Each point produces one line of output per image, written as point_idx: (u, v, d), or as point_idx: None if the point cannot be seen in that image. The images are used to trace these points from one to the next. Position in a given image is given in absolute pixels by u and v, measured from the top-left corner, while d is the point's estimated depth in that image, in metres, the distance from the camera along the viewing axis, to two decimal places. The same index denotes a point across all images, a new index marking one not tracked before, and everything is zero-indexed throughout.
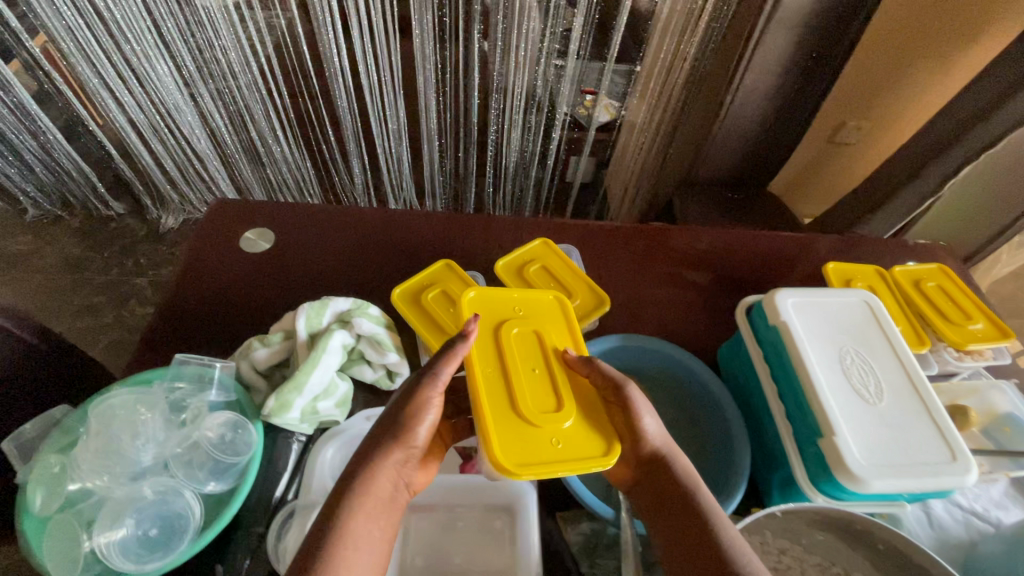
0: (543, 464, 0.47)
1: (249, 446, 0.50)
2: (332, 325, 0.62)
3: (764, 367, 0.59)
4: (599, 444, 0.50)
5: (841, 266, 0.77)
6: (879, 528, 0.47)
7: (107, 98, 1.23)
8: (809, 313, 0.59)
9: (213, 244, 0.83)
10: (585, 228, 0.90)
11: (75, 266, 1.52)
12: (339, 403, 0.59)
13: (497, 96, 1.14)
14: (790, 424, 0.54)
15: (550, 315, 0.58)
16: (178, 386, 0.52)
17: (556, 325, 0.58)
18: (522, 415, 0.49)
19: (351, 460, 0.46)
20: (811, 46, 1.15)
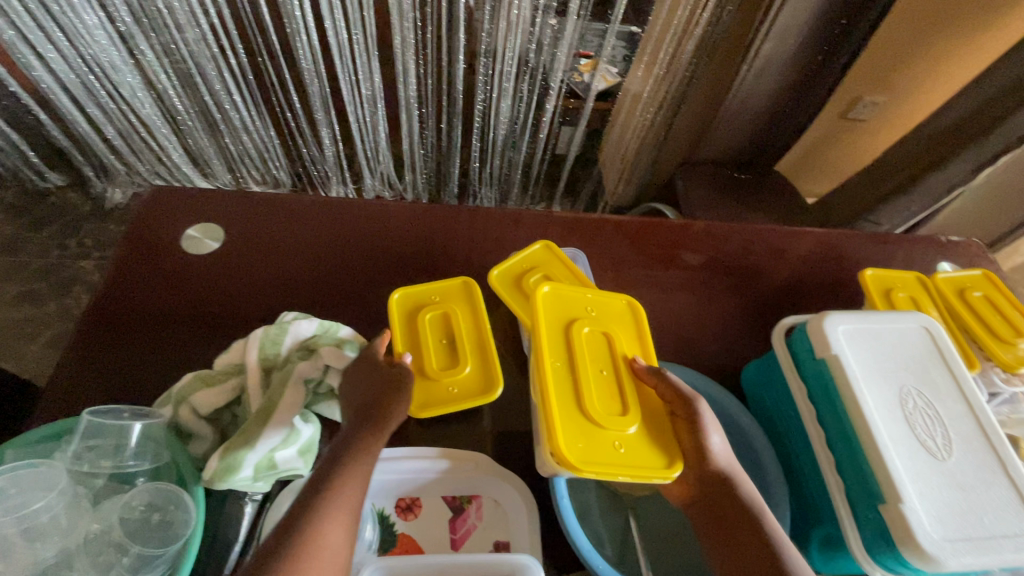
0: (603, 464, 0.45)
1: (187, 525, 0.39)
2: (293, 355, 0.51)
3: (807, 406, 0.50)
4: (659, 457, 0.47)
5: (879, 273, 0.68)
6: None
7: (27, 53, 1.04)
8: (864, 344, 0.50)
9: (149, 243, 0.70)
10: (588, 222, 0.79)
11: (9, 247, 1.36)
12: (303, 450, 0.49)
13: (485, 60, 1.00)
14: (840, 478, 0.46)
15: (623, 322, 0.56)
16: (92, 445, 0.42)
17: (628, 330, 0.56)
18: (589, 416, 0.47)
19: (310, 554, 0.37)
20: (839, 11, 1.03)
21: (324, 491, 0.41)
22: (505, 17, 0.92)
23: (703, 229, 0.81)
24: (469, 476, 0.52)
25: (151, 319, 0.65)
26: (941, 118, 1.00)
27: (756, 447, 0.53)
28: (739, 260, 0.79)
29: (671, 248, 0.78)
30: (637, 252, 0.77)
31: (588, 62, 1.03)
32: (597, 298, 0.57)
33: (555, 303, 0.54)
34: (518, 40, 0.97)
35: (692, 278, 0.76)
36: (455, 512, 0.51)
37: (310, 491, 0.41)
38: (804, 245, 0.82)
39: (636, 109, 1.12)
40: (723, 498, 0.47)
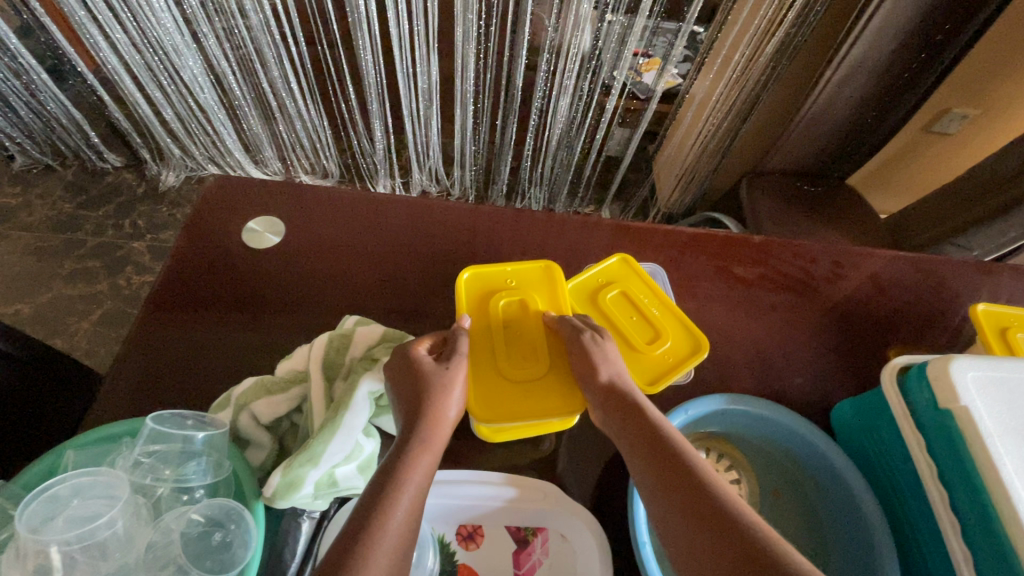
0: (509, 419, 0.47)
1: (247, 549, 0.37)
2: (357, 364, 0.48)
3: (928, 462, 0.45)
4: (564, 401, 0.48)
5: (993, 310, 0.60)
6: None
7: (96, 35, 1.05)
8: (997, 394, 0.44)
9: (210, 233, 0.68)
10: (662, 234, 0.73)
11: (67, 225, 1.39)
12: (363, 468, 0.46)
13: (548, 57, 0.95)
14: (968, 548, 0.41)
15: (543, 286, 0.54)
16: (153, 451, 0.40)
17: (546, 291, 0.54)
18: (504, 380, 0.48)
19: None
20: (940, 15, 0.94)
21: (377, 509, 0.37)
22: (575, 12, 0.87)
23: (785, 246, 0.74)
24: (536, 508, 0.48)
25: (209, 312, 0.63)
26: None
27: (858, 498, 0.47)
28: (824, 283, 0.72)
29: (749, 265, 0.72)
30: (713, 269, 0.71)
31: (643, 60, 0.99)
32: (515, 265, 0.55)
33: (474, 287, 0.53)
34: (586, 37, 0.92)
35: (773, 299, 0.70)
36: (520, 544, 0.48)
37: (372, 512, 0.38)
38: (898, 271, 0.74)
39: (705, 113, 1.06)
40: (626, 422, 0.43)
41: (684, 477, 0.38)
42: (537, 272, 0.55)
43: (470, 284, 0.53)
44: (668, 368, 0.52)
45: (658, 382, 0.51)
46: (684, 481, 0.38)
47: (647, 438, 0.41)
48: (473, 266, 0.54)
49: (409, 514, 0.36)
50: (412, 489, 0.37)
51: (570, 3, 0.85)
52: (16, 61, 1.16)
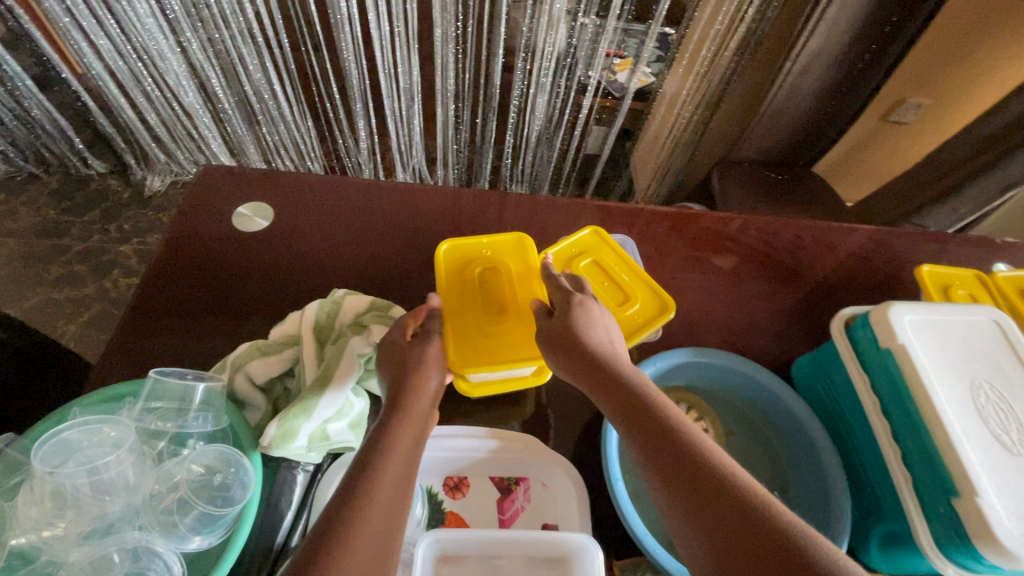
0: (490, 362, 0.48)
1: (246, 489, 0.39)
2: (347, 329, 0.51)
3: (871, 398, 0.48)
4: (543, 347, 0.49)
5: (938, 271, 0.65)
6: None
7: (80, 40, 1.08)
8: (930, 335, 0.48)
9: (201, 220, 0.71)
10: (634, 213, 0.77)
11: (51, 231, 1.40)
12: (354, 425, 0.49)
13: (525, 55, 1.00)
14: (908, 470, 0.44)
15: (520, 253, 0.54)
16: (155, 408, 0.42)
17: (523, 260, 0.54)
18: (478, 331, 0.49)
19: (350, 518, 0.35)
20: (888, 9, 1.00)
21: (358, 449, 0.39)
22: (549, 13, 0.92)
23: (749, 222, 0.79)
24: (518, 458, 0.51)
25: (201, 294, 0.66)
26: (991, 119, 0.97)
27: (813, 437, 0.50)
28: (787, 255, 0.77)
29: (717, 240, 0.76)
30: (682, 244, 0.76)
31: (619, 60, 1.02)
32: (491, 237, 0.55)
33: (452, 258, 0.52)
34: (561, 36, 0.97)
35: (740, 270, 0.74)
36: (503, 492, 0.51)
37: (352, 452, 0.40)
38: (856, 243, 0.80)
39: (676, 107, 1.11)
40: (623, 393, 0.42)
41: (681, 455, 0.37)
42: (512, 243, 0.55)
43: (450, 255, 0.52)
44: (638, 324, 0.56)
45: (632, 338, 0.54)
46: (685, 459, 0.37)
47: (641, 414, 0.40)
48: (453, 239, 0.54)
49: (407, 459, 0.39)
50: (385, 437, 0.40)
51: (543, 3, 0.90)
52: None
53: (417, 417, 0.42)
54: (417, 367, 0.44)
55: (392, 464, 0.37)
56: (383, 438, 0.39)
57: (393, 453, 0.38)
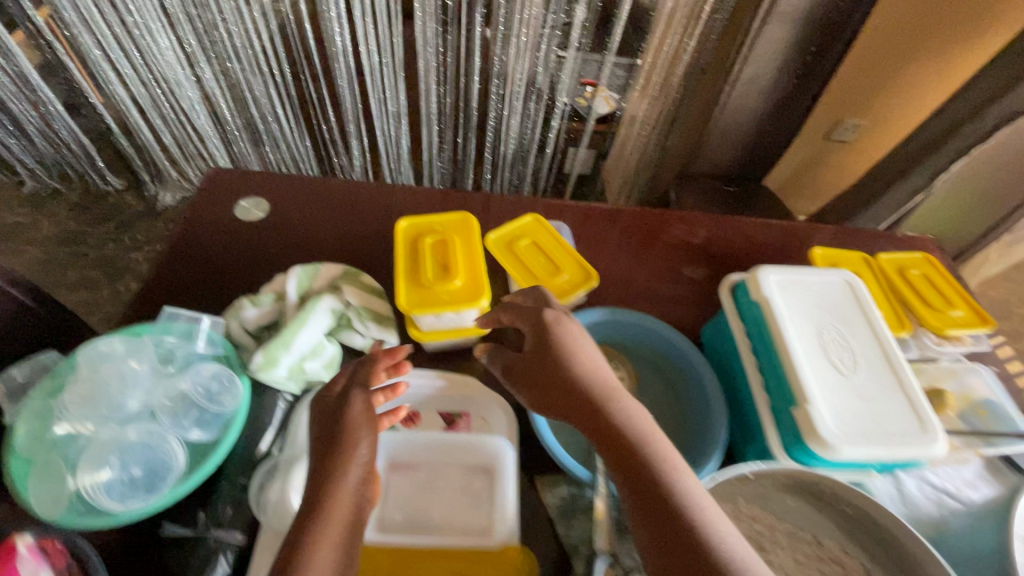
0: (432, 307, 0.56)
1: (235, 398, 0.51)
2: (322, 289, 0.62)
3: (743, 336, 0.60)
4: (479, 294, 0.57)
5: (828, 250, 0.78)
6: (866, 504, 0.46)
7: (107, 69, 1.24)
8: (789, 290, 0.60)
9: (208, 211, 0.81)
10: (579, 209, 0.89)
11: (71, 239, 1.54)
12: (327, 364, 0.60)
13: (497, 82, 1.15)
14: (766, 394, 0.55)
15: (465, 227, 0.64)
16: (166, 339, 0.54)
17: (468, 233, 0.64)
18: (424, 284, 0.58)
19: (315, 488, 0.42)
20: (809, 40, 1.15)
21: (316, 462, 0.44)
22: (515, 46, 1.07)
23: (680, 217, 0.91)
24: (462, 395, 0.62)
25: (207, 273, 0.74)
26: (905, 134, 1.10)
27: (704, 379, 0.61)
28: (712, 245, 0.88)
29: (652, 232, 0.88)
30: (621, 235, 0.87)
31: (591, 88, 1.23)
32: (442, 218, 0.65)
33: (409, 233, 0.63)
34: (526, 65, 1.12)
35: (670, 257, 0.86)
36: (448, 424, 0.61)
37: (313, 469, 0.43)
38: (776, 236, 0.91)
39: (634, 128, 1.26)
40: (604, 428, 0.44)
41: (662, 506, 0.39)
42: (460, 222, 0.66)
43: (406, 230, 0.63)
44: (565, 289, 0.67)
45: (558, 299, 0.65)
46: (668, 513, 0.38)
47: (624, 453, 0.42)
48: (410, 218, 0.65)
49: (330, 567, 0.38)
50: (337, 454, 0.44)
51: (510, 38, 1.06)
52: (35, 94, 1.33)
53: (341, 519, 0.41)
54: (340, 451, 0.44)
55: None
56: (301, 550, 0.38)
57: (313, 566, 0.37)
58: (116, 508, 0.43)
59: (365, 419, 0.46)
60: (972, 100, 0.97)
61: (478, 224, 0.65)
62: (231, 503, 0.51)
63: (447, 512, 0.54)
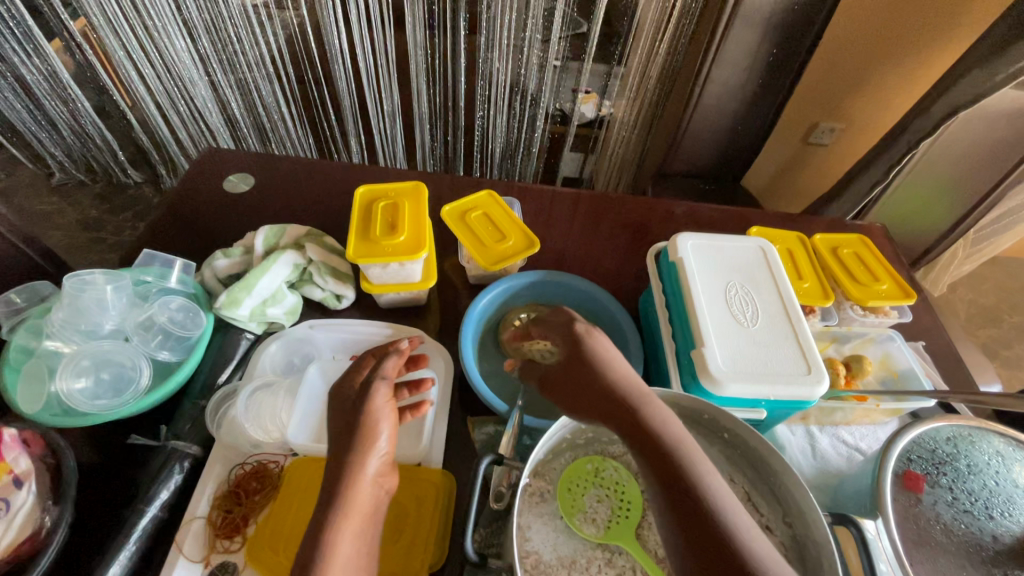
0: (376, 257, 0.63)
1: (200, 328, 0.59)
2: (287, 245, 0.70)
3: (660, 295, 0.66)
4: (419, 248, 0.64)
5: (764, 230, 0.86)
6: (742, 431, 0.50)
7: (130, 69, 1.34)
8: (703, 253, 0.65)
9: (199, 183, 0.90)
10: (539, 192, 0.96)
11: (93, 226, 1.67)
12: (287, 311, 0.67)
13: (483, 82, 1.23)
14: (674, 342, 0.60)
15: (416, 194, 0.72)
16: (144, 278, 0.62)
17: (418, 199, 0.71)
18: (372, 238, 0.65)
19: (333, 471, 0.47)
20: (774, 45, 1.22)
21: (338, 449, 0.49)
22: (497, 49, 1.15)
23: (634, 200, 0.97)
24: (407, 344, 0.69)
25: (193, 236, 0.83)
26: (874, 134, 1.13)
27: (627, 336, 0.67)
28: (663, 226, 0.94)
29: (606, 213, 0.94)
30: (575, 216, 0.93)
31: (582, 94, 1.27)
32: (397, 187, 0.73)
33: (365, 198, 0.71)
34: (510, 67, 1.19)
35: (622, 235, 0.92)
36: None
37: (335, 457, 0.48)
38: (726, 222, 0.96)
39: (615, 130, 1.33)
40: (635, 434, 0.46)
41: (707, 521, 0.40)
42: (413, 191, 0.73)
43: (363, 195, 0.71)
44: (508, 253, 0.73)
45: (500, 260, 0.72)
46: (705, 520, 0.40)
47: (667, 469, 0.43)
48: (368, 186, 0.72)
49: (353, 547, 0.43)
50: (354, 439, 0.49)
51: (492, 42, 1.14)
52: (66, 93, 1.46)
53: (357, 514, 0.45)
54: (363, 438, 0.49)
55: (342, 556, 0.42)
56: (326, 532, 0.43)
57: (340, 545, 0.43)
58: (88, 408, 0.51)
59: (385, 415, 0.52)
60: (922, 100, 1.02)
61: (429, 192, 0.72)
62: (190, 421, 0.57)
63: None
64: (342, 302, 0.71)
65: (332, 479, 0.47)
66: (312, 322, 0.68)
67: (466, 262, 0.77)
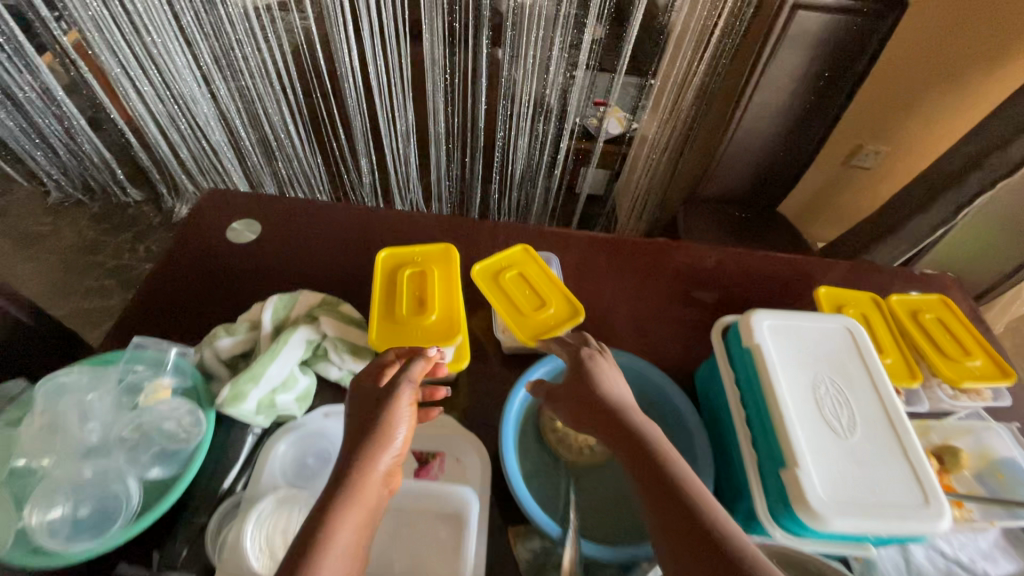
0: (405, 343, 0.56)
1: (198, 434, 0.51)
2: (299, 319, 0.62)
3: (733, 387, 0.56)
4: (453, 332, 0.57)
5: (833, 288, 0.75)
6: None
7: (126, 86, 1.26)
8: (782, 337, 0.56)
9: (200, 232, 0.81)
10: (573, 237, 0.86)
11: (89, 249, 1.58)
12: (300, 397, 0.59)
13: (504, 102, 1.09)
14: (754, 451, 0.51)
15: (445, 259, 0.64)
16: (135, 369, 0.54)
17: (447, 265, 0.64)
18: (398, 319, 0.58)
19: (338, 473, 0.42)
20: (825, 64, 1.11)
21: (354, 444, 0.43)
22: (524, 65, 1.01)
23: (679, 247, 0.87)
24: (436, 435, 0.61)
25: (193, 296, 0.74)
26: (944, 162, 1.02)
27: (691, 431, 0.59)
28: (711, 278, 0.84)
29: (648, 263, 0.84)
30: (614, 267, 0.83)
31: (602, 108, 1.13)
32: (423, 248, 0.66)
33: (388, 263, 0.64)
34: (533, 85, 1.05)
35: (668, 289, 0.82)
36: (421, 464, 0.59)
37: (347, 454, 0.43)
38: (782, 271, 0.86)
39: (643, 151, 1.21)
40: (625, 441, 0.47)
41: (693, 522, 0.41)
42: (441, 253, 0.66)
43: (386, 260, 0.63)
44: (551, 323, 0.65)
45: (542, 334, 0.63)
46: (689, 518, 0.41)
47: (653, 478, 0.44)
48: (390, 248, 0.65)
49: (349, 546, 0.39)
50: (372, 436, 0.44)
51: (520, 55, 1.00)
52: (60, 110, 1.37)
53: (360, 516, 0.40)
54: (381, 434, 0.44)
55: (333, 555, 0.37)
56: (321, 524, 0.38)
57: (336, 542, 0.38)
58: (62, 550, 0.43)
59: (407, 412, 0.46)
60: (999, 133, 0.92)
61: (459, 255, 0.65)
62: (188, 542, 0.50)
63: (412, 563, 0.50)
64: None
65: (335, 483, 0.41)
66: (328, 409, 0.60)
67: (501, 331, 0.69)
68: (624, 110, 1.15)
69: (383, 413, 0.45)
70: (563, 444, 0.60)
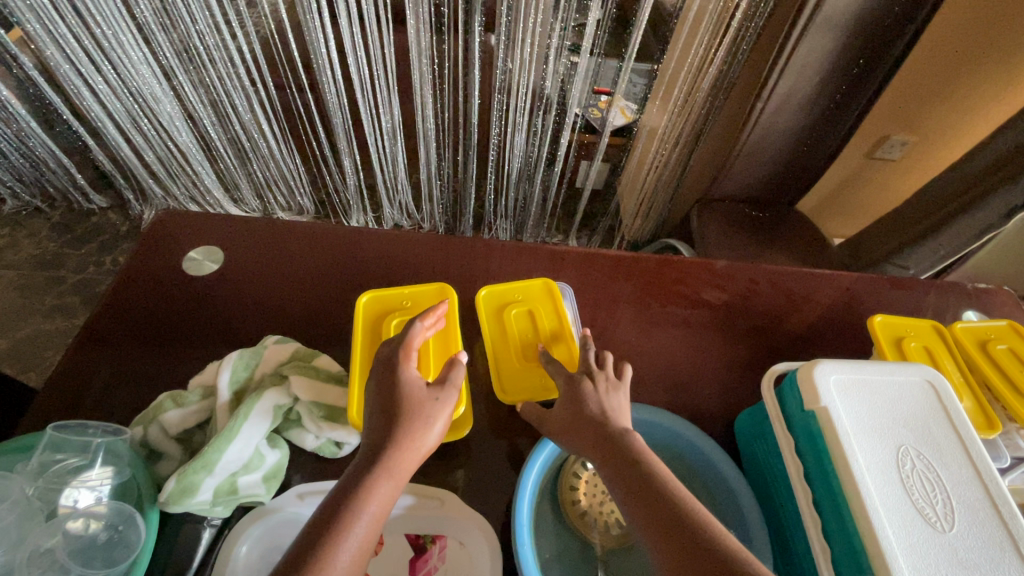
0: None
1: (138, 542, 0.42)
2: (265, 379, 0.51)
3: (795, 461, 0.47)
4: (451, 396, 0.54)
5: (889, 316, 0.64)
6: None
7: (78, 84, 1.04)
8: (855, 395, 0.46)
9: (153, 262, 0.69)
10: (583, 255, 0.75)
11: (52, 262, 1.45)
12: (268, 477, 0.48)
13: (500, 96, 0.96)
14: (826, 543, 0.43)
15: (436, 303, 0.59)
16: (57, 459, 0.43)
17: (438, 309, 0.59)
18: None
19: (355, 480, 0.39)
20: (858, 52, 0.96)
21: (380, 448, 0.41)
22: (520, 55, 0.88)
23: (703, 264, 0.77)
24: (434, 516, 0.51)
25: (144, 343, 0.63)
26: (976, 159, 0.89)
27: (741, 503, 0.50)
28: (742, 300, 0.74)
29: (670, 284, 0.74)
30: (633, 291, 0.73)
31: (606, 98, 0.99)
32: (413, 289, 0.61)
33: (371, 310, 0.58)
34: (532, 76, 0.92)
35: (694, 315, 0.72)
36: (418, 552, 0.50)
37: (367, 459, 0.40)
38: (819, 289, 0.76)
39: (652, 144, 1.06)
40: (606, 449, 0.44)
41: (672, 514, 0.38)
42: (433, 293, 0.61)
43: (368, 307, 0.58)
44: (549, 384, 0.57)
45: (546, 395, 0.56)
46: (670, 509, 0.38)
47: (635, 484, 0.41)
48: (373, 291, 0.60)
49: (380, 514, 0.38)
50: (406, 442, 0.41)
51: (514, 47, 0.87)
52: (6, 111, 1.23)
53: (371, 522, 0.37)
54: (409, 436, 0.41)
55: (365, 520, 0.37)
56: (358, 489, 0.38)
57: (367, 510, 0.37)
58: None
59: (436, 413, 0.43)
60: None
61: (455, 296, 0.60)
62: None
63: None
64: (343, 450, 0.52)
65: (348, 488, 0.38)
66: (301, 490, 0.49)
67: None
68: (630, 100, 1.03)
69: (412, 414, 0.42)
70: (586, 521, 0.51)
